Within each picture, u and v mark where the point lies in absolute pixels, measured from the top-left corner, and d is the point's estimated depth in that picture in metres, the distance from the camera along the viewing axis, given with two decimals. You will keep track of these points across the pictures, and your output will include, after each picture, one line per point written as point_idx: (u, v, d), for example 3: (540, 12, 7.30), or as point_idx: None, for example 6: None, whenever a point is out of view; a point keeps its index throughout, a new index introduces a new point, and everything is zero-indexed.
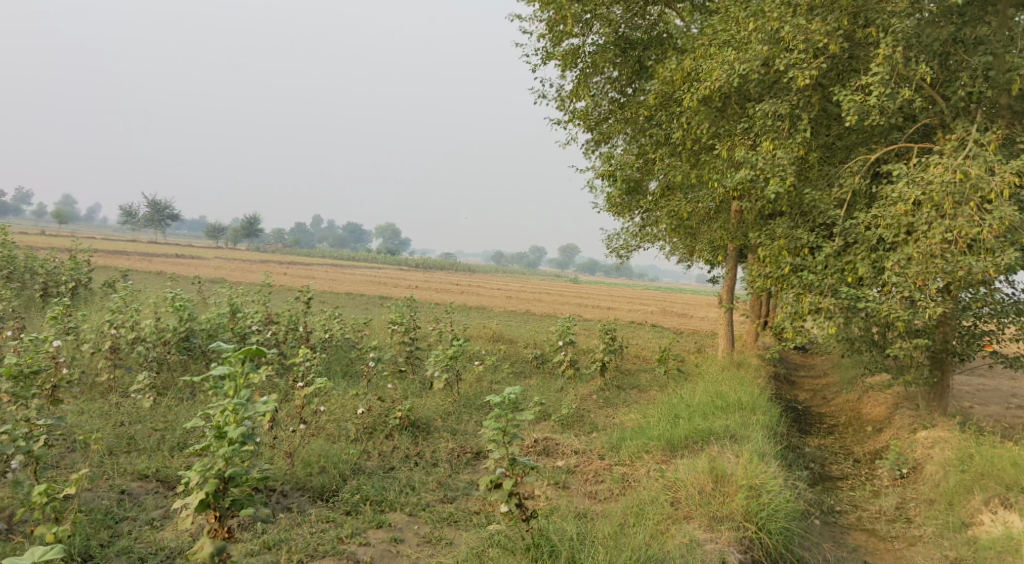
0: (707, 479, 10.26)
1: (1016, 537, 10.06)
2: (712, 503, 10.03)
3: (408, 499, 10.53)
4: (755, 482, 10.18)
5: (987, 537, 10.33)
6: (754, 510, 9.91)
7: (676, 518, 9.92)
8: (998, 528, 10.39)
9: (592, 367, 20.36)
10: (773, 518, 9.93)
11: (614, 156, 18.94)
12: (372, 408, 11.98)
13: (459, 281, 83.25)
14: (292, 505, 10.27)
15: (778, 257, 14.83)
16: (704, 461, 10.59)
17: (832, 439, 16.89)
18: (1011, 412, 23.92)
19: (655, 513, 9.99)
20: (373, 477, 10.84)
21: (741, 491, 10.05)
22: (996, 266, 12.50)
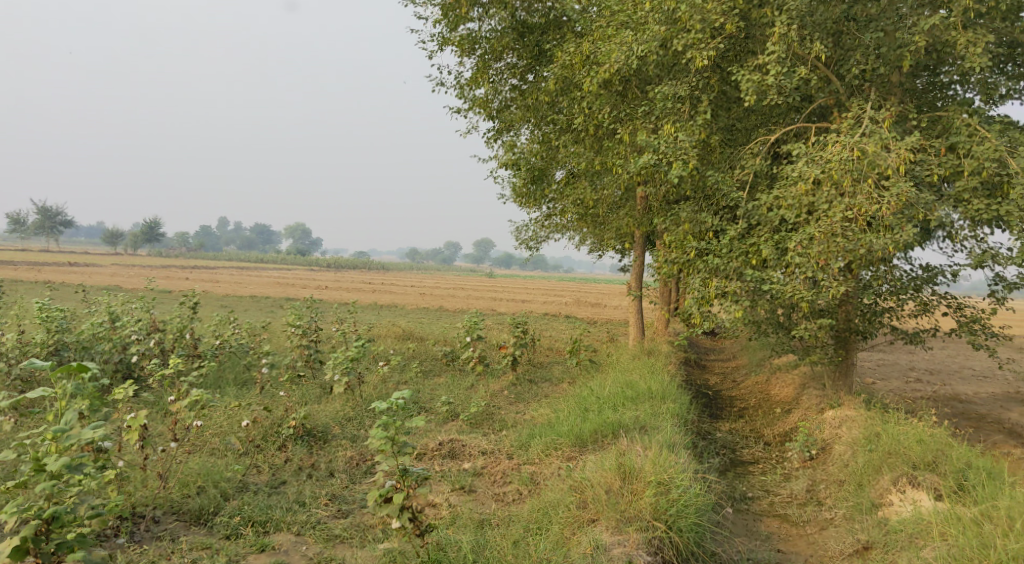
0: (614, 478, 9.83)
1: (925, 519, 9.90)
2: (619, 503, 9.58)
3: (296, 517, 9.84)
4: (665, 479, 9.77)
5: (897, 518, 10.19)
6: (662, 507, 9.52)
7: (582, 521, 9.49)
8: (907, 510, 10.26)
9: (502, 361, 19.92)
10: (682, 514, 9.57)
11: (517, 145, 18.50)
12: (261, 420, 11.30)
13: (371, 279, 81.92)
14: (163, 534, 9.47)
15: (683, 242, 14.62)
16: (612, 457, 10.20)
17: (743, 422, 16.85)
18: (912, 386, 24.52)
19: (563, 516, 9.59)
20: (258, 495, 10.12)
21: (650, 488, 9.67)
22: (895, 243, 12.50)
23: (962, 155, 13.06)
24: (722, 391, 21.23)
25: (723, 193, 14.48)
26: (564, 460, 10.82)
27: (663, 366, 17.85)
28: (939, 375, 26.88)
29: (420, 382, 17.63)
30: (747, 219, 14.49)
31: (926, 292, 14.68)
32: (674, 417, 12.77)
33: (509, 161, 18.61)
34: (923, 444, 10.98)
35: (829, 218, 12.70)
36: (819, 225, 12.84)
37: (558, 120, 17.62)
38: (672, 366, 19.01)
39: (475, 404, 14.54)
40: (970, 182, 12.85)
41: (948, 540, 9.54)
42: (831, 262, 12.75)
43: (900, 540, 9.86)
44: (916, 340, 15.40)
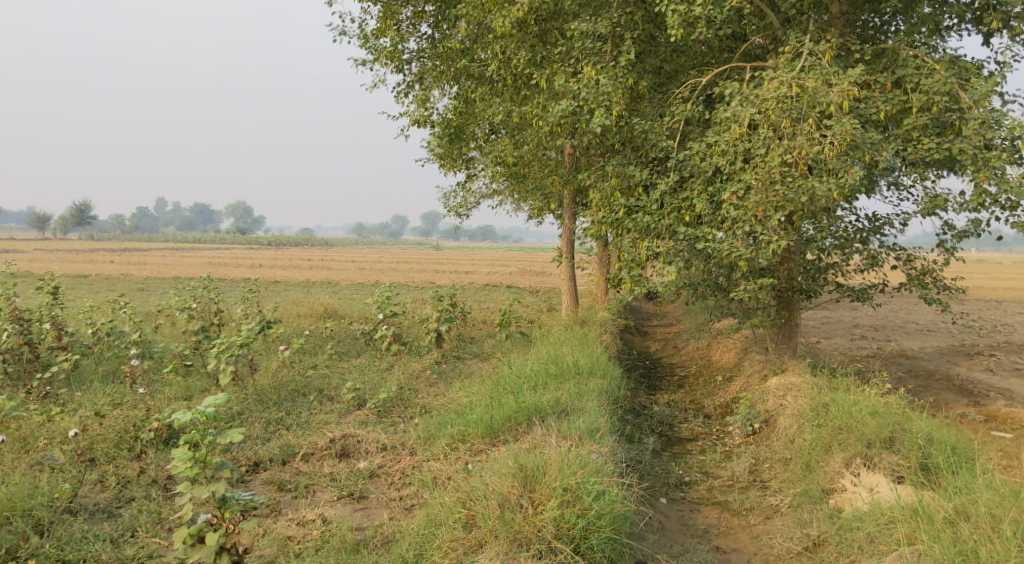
0: (516, 484, 8.41)
1: (885, 513, 8.71)
2: (518, 519, 8.19)
3: (122, 549, 8.68)
4: (573, 485, 8.39)
5: (852, 511, 8.97)
6: (569, 520, 8.17)
7: (474, 548, 8.09)
8: (861, 498, 9.08)
9: (424, 339, 18.42)
10: (596, 528, 8.22)
11: (430, 99, 16.57)
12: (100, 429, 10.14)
13: (309, 255, 79.59)
14: None
15: (609, 199, 13.20)
16: (522, 455, 8.77)
17: (682, 394, 15.61)
18: (857, 344, 23.65)
19: (450, 538, 8.19)
20: (83, 520, 8.99)
21: (555, 496, 8.27)
22: (840, 188, 11.25)
23: (909, 90, 11.94)
24: (662, 359, 20.02)
25: (652, 142, 13.10)
26: (473, 454, 9.39)
27: (596, 336, 16.50)
28: (882, 331, 26.13)
29: (331, 366, 16.06)
30: (678, 171, 13.14)
31: (873, 245, 13.51)
32: (602, 397, 11.40)
33: (419, 120, 16.67)
34: (878, 417, 9.80)
35: (767, 163, 11.39)
36: (757, 172, 11.54)
37: (473, 70, 15.98)
38: (608, 335, 17.71)
39: (385, 388, 13.05)
40: (919, 119, 11.69)
41: (917, 545, 8.30)
42: (770, 212, 11.47)
43: (856, 540, 8.66)
44: (864, 297, 14.25)
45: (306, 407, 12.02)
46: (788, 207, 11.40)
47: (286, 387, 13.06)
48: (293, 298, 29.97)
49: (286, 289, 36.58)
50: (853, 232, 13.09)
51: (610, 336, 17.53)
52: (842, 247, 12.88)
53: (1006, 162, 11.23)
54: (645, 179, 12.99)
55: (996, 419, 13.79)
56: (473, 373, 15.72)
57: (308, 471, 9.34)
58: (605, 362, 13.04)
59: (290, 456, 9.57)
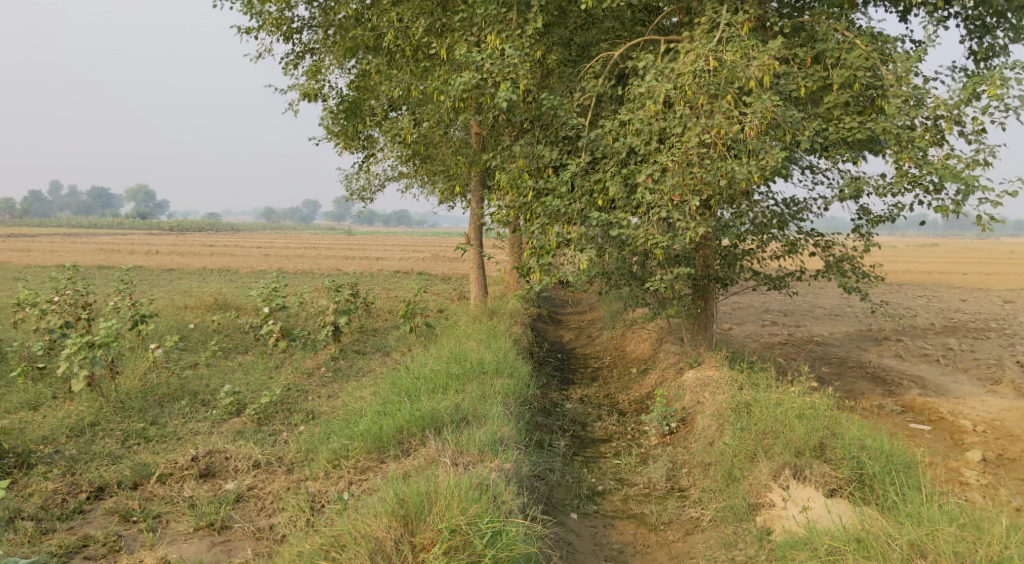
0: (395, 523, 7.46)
1: (813, 536, 7.96)
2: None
3: None
4: (461, 526, 7.49)
5: (784, 536, 8.19)
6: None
7: None
8: (792, 517, 8.33)
9: (320, 334, 17.17)
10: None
11: (321, 70, 15.20)
12: None
13: (212, 241, 76.58)
14: None
15: (516, 181, 12.15)
16: (414, 483, 7.82)
17: (595, 388, 14.77)
18: (769, 331, 23.28)
19: None
20: None
21: (440, 542, 7.36)
22: (761, 170, 10.43)
23: (830, 66, 11.27)
24: (575, 350, 19.18)
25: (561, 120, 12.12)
26: (357, 472, 8.35)
27: (504, 327, 15.53)
28: (792, 316, 25.89)
29: (215, 367, 14.70)
30: (589, 151, 12.20)
31: (791, 231, 12.83)
32: (506, 401, 10.43)
33: (310, 92, 15.13)
34: (805, 422, 9.05)
35: (683, 143, 10.50)
36: (672, 153, 10.65)
37: (367, 40, 14.72)
38: (517, 326, 16.75)
39: (268, 391, 11.82)
40: (841, 96, 11.01)
41: None
42: (687, 197, 10.60)
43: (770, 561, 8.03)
44: (782, 286, 13.59)
45: (175, 416, 10.70)
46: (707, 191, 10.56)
47: (155, 392, 11.71)
48: (186, 288, 28.20)
49: (183, 278, 34.55)
50: (773, 218, 12.37)
51: (519, 327, 16.58)
52: (763, 235, 12.14)
53: (931, 143, 10.62)
54: (554, 160, 11.98)
55: (915, 410, 13.32)
56: (372, 370, 14.59)
57: (164, 496, 8.33)
58: (513, 358, 12.09)
59: (141, 479, 8.51)
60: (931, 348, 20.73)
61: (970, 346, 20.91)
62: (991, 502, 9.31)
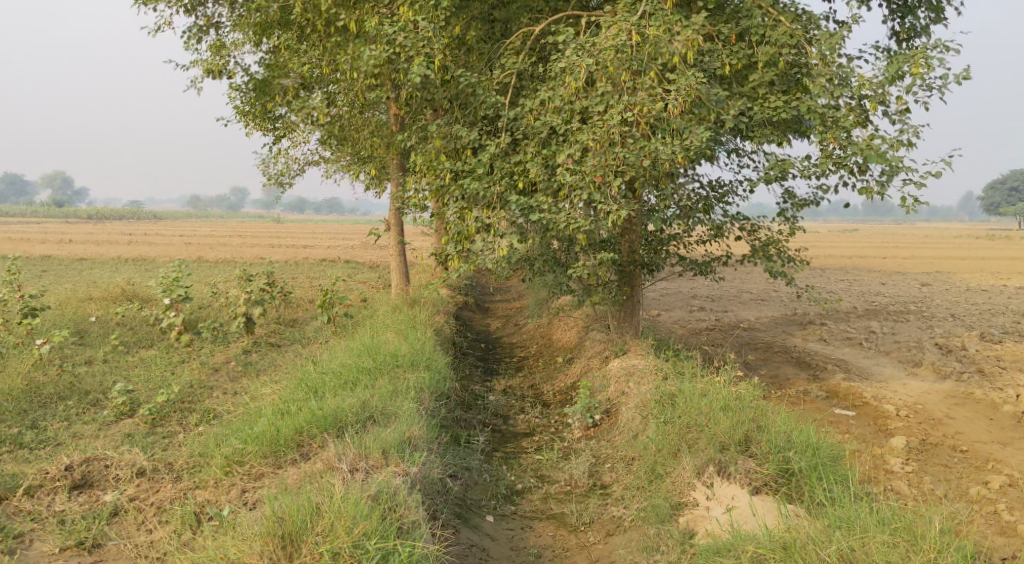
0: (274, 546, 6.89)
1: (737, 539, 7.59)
2: None
3: None
4: (343, 549, 6.91)
5: (708, 539, 7.76)
6: None
7: None
8: (716, 519, 7.97)
9: (231, 326, 16.34)
10: None
11: (225, 45, 14.46)
12: None
13: (132, 230, 74.07)
14: None
15: (432, 163, 11.51)
16: (303, 499, 7.22)
17: (520, 379, 14.27)
18: (696, 316, 23.12)
19: None
20: None
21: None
22: (685, 151, 9.99)
23: (755, 43, 10.91)
24: (501, 339, 18.67)
25: (480, 98, 11.52)
26: (249, 479, 7.85)
27: (425, 316, 14.93)
28: (719, 301, 25.83)
29: (114, 363, 13.80)
30: (510, 132, 11.65)
31: (718, 214, 12.48)
32: (418, 399, 9.86)
33: (213, 69, 14.47)
34: (730, 415, 8.72)
35: (604, 121, 10.01)
36: (594, 131, 10.16)
37: (274, 15, 13.99)
38: (440, 315, 16.16)
39: (167, 390, 11.06)
40: (766, 74, 10.65)
41: None
42: (610, 178, 10.10)
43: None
44: (709, 272, 13.25)
45: (60, 420, 9.93)
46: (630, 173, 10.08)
47: (41, 394, 10.91)
48: (97, 279, 26.92)
49: (96, 270, 33.05)
50: (700, 202, 11.96)
51: (441, 316, 15.98)
52: (690, 221, 11.73)
53: (856, 123, 10.35)
54: (472, 141, 11.37)
55: (842, 395, 13.11)
56: (284, 364, 13.86)
57: (31, 511, 7.68)
58: (430, 349, 11.53)
59: (8, 492, 7.82)
60: (855, 331, 20.76)
61: (892, 329, 21.00)
62: (918, 491, 9.06)
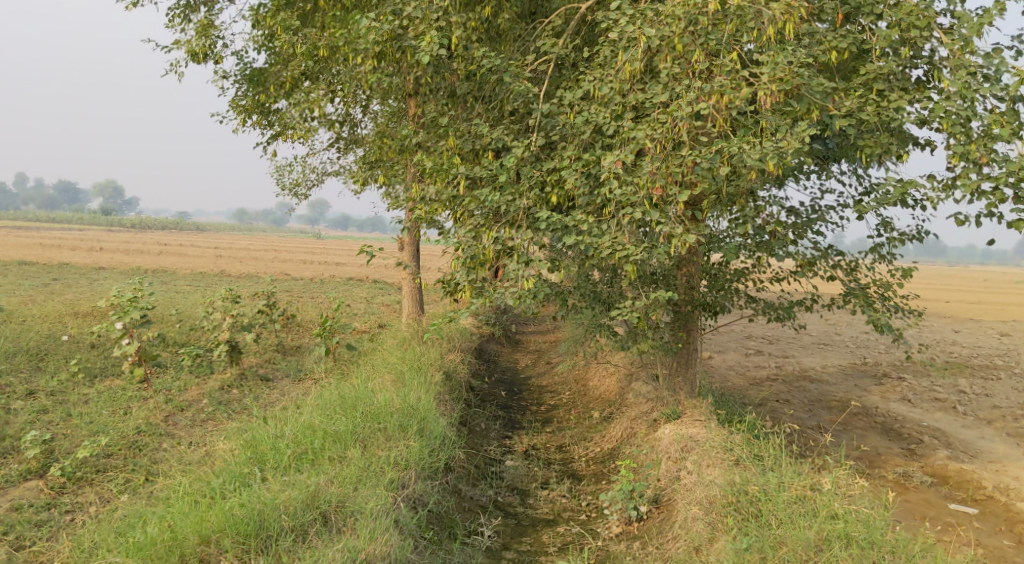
0: None
1: None
2: None
3: None
4: None
5: None
6: None
7: None
8: None
9: (213, 355, 14.00)
10: None
11: (213, 23, 12.29)
12: None
13: (168, 239, 72.94)
14: None
15: (442, 167, 9.06)
16: None
17: (546, 437, 11.69)
18: (753, 362, 20.36)
19: None
20: None
21: None
22: (780, 155, 7.33)
23: (868, 25, 8.35)
24: (529, 382, 16.12)
25: (507, 86, 9.09)
26: None
27: (437, 354, 12.48)
28: (776, 344, 23.01)
29: (60, 397, 11.43)
30: (544, 132, 9.22)
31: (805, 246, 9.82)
32: (396, 485, 7.73)
33: (199, 52, 12.36)
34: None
35: (668, 114, 7.48)
36: (654, 128, 7.63)
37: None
38: (455, 352, 13.70)
39: (96, 440, 8.81)
40: (884, 64, 8.06)
41: None
42: (673, 191, 7.55)
43: None
44: (786, 318, 10.60)
45: None
46: (702, 185, 7.52)
47: None
48: (101, 290, 24.96)
49: (105, 280, 31.04)
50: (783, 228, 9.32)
51: (457, 353, 13.51)
52: (772, 254, 9.09)
53: (1008, 133, 7.73)
54: (494, 140, 8.93)
55: (953, 483, 10.34)
56: (261, 407, 11.48)
57: None
58: (431, 404, 9.08)
59: None
60: (941, 389, 17.86)
61: (983, 388, 18.05)
62: None
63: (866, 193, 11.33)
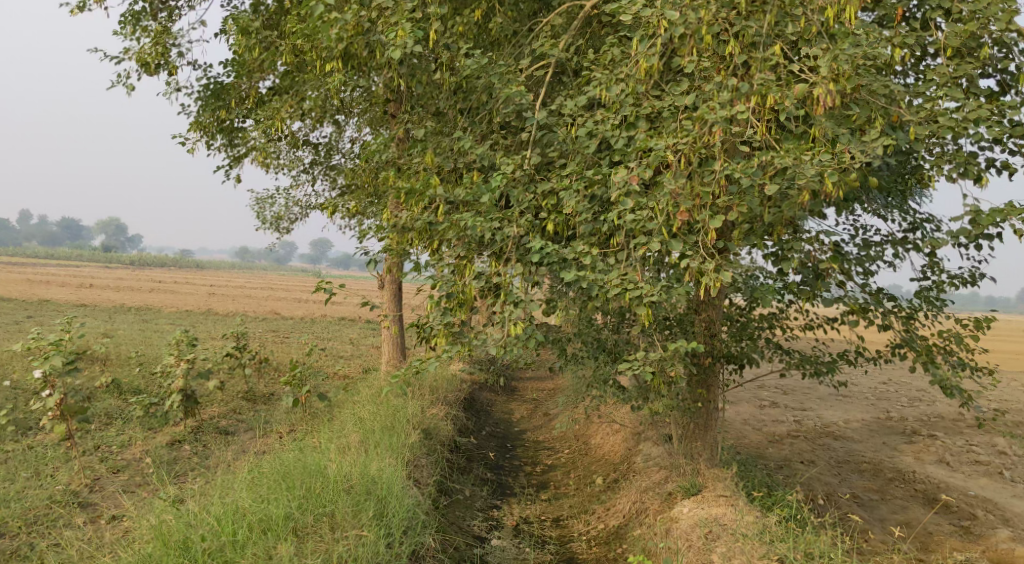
0: None
1: None
2: None
3: None
4: None
5: None
6: None
7: None
8: None
9: (166, 406, 12.34)
10: None
11: (168, 28, 10.80)
12: None
13: (161, 276, 71.52)
14: None
15: (417, 187, 7.53)
16: None
17: (542, 507, 9.98)
18: (769, 415, 18.63)
19: None
20: None
21: None
22: (840, 171, 5.80)
23: (936, 21, 6.87)
24: (523, 437, 14.45)
25: (497, 92, 7.61)
26: None
27: (417, 407, 10.82)
28: (791, 395, 21.29)
29: None
30: (540, 148, 7.72)
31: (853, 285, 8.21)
32: None
33: (152, 61, 10.86)
34: None
35: (697, 119, 5.95)
36: (678, 137, 6.10)
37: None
38: (440, 405, 12.05)
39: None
40: (959, 67, 6.57)
41: None
42: (702, 216, 6.01)
43: None
44: (825, 373, 8.97)
45: None
46: (739, 208, 5.98)
47: None
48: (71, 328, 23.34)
49: (79, 318, 29.44)
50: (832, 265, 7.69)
51: (442, 406, 11.85)
52: (815, 297, 7.48)
53: None
54: (480, 157, 7.42)
55: None
56: (209, 473, 9.79)
57: None
58: (396, 479, 7.49)
59: None
60: (980, 449, 16.20)
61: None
62: None
63: (911, 229, 9.81)
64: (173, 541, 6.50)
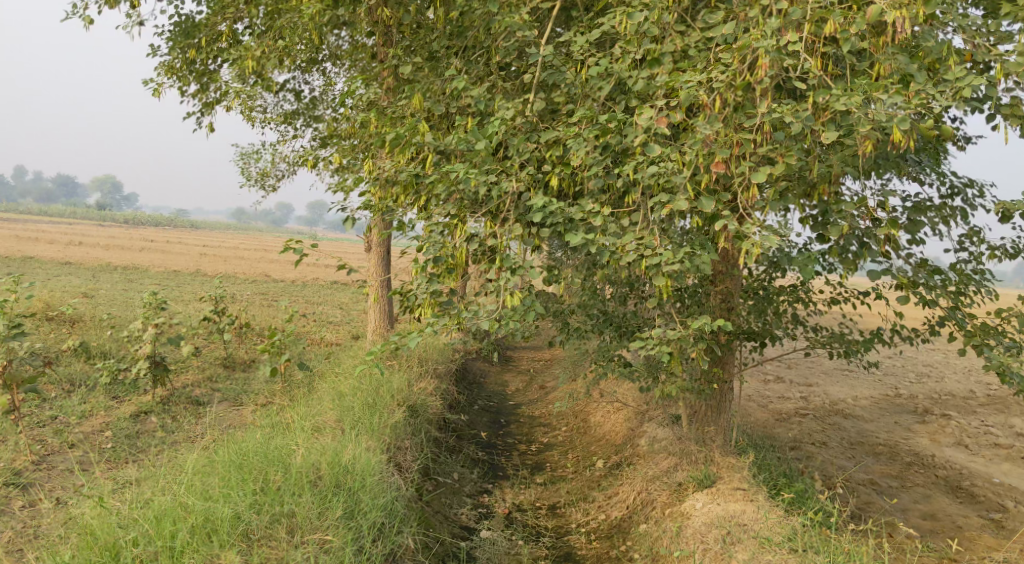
0: None
1: None
2: None
3: None
4: None
5: None
6: None
7: None
8: None
9: (132, 374, 11.40)
10: None
11: None
12: None
13: (152, 235, 70.38)
14: None
15: (402, 134, 6.55)
16: None
17: (537, 493, 9.11)
18: (775, 391, 17.76)
19: None
20: None
21: None
22: (909, 117, 4.84)
23: None
24: (517, 411, 13.58)
25: (496, 25, 6.62)
26: None
27: (403, 381, 9.88)
28: (797, 369, 20.46)
29: None
30: (545, 91, 6.75)
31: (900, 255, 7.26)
32: None
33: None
34: None
35: (738, 51, 4.98)
36: (714, 73, 5.14)
37: None
38: (429, 377, 11.15)
39: None
40: None
41: None
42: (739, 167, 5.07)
43: None
44: (855, 354, 8.08)
45: None
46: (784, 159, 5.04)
47: None
48: (48, 286, 22.32)
49: (59, 276, 28.39)
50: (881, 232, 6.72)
51: (430, 378, 10.89)
52: (860, 268, 6.53)
53: None
54: (476, 100, 6.45)
55: None
56: (171, 451, 8.88)
57: None
58: (365, 476, 6.71)
59: None
60: (999, 432, 15.40)
61: None
62: None
63: (950, 194, 8.86)
64: (101, 546, 5.73)
